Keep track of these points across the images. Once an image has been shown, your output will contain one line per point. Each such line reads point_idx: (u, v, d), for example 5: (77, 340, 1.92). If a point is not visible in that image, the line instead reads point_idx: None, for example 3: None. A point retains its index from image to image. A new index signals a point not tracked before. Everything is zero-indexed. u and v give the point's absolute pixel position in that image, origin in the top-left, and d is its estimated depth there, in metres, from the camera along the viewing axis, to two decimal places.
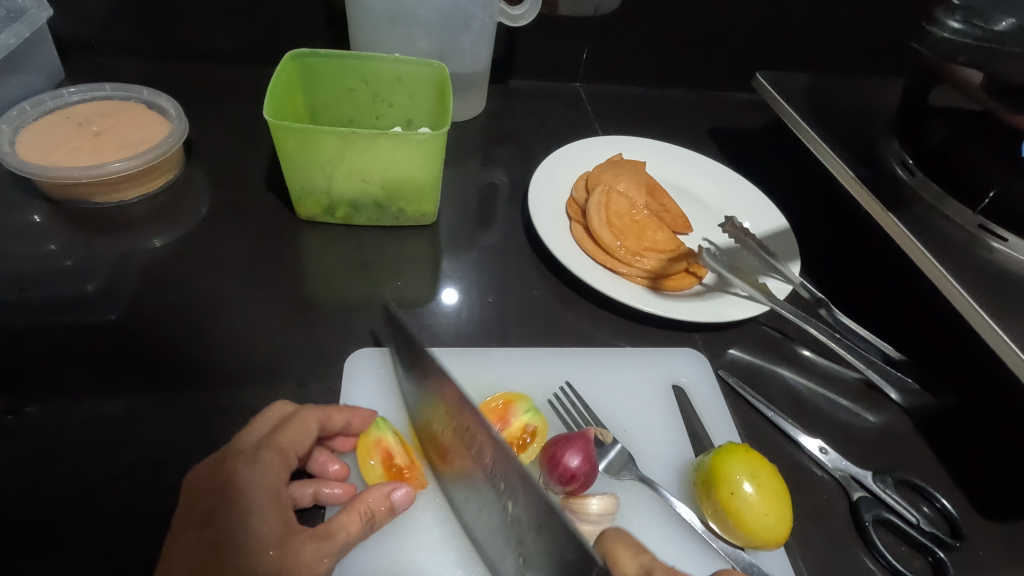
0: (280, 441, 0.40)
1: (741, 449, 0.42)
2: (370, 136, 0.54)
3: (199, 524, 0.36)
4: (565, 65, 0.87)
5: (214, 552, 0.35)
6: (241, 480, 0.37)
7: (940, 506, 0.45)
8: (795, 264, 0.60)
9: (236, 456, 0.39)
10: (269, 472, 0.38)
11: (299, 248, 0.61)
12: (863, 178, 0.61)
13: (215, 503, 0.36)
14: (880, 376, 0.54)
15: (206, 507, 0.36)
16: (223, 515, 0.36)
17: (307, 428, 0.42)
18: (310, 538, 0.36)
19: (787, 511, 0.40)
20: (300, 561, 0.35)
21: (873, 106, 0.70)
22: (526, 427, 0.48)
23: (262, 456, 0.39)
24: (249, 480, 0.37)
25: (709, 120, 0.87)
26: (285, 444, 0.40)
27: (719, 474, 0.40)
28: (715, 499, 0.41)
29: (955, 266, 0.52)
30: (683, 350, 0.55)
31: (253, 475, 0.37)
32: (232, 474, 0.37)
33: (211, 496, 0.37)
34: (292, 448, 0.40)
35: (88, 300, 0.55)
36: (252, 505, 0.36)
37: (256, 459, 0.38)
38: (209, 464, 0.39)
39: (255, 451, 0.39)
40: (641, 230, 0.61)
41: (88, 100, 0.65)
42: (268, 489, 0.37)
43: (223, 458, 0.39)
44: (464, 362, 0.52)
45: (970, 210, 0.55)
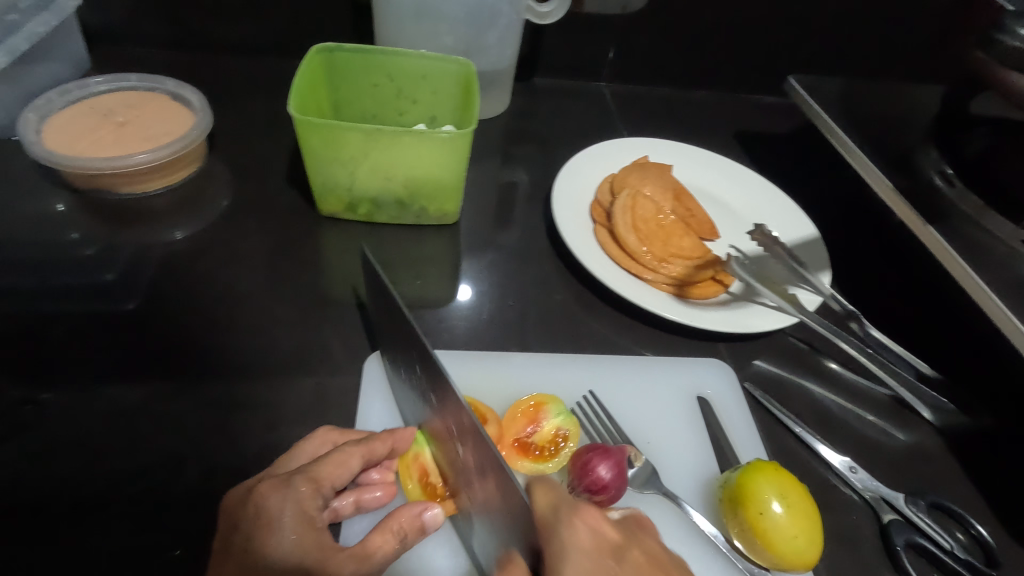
0: (316, 471, 0.38)
1: (770, 466, 0.40)
2: (394, 134, 0.53)
3: (235, 547, 0.35)
4: (590, 64, 0.85)
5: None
6: (272, 506, 0.35)
7: (975, 532, 0.43)
8: (825, 275, 0.58)
9: (268, 480, 0.37)
10: (302, 499, 0.36)
11: (318, 245, 0.61)
12: (899, 188, 0.59)
13: (249, 530, 0.35)
14: (912, 395, 0.53)
15: (240, 531, 0.35)
16: (256, 542, 0.34)
17: (346, 460, 0.39)
18: (347, 563, 0.36)
19: (816, 532, 0.38)
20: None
21: (908, 113, 0.68)
22: (558, 431, 0.47)
23: (293, 483, 0.37)
24: (281, 509, 0.35)
25: (736, 122, 0.85)
26: (320, 474, 0.38)
27: (747, 493, 0.39)
28: (741, 517, 0.39)
29: (998, 282, 0.50)
30: (707, 359, 0.54)
31: (286, 502, 0.36)
32: (262, 501, 0.35)
33: (244, 522, 0.35)
34: (329, 480, 0.38)
35: (109, 290, 0.55)
36: (281, 533, 0.35)
37: (289, 485, 0.36)
38: (246, 487, 0.38)
39: (288, 477, 0.37)
40: (667, 236, 0.60)
41: (113, 89, 0.65)
42: (302, 517, 0.36)
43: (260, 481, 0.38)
44: (483, 367, 0.51)
45: (1013, 225, 0.53)
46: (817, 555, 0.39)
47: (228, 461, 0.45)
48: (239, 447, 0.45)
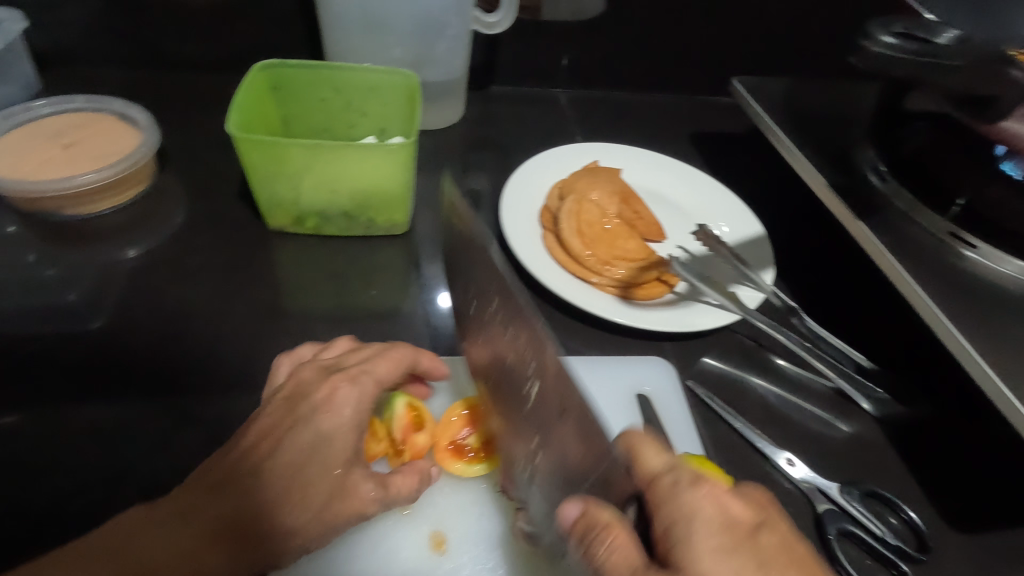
0: (380, 371, 0.44)
1: None
2: (335, 147, 0.54)
3: (297, 414, 0.41)
4: (545, 71, 0.87)
5: (291, 446, 0.39)
6: (342, 394, 0.42)
7: (907, 517, 0.45)
8: (768, 272, 0.60)
9: (341, 372, 0.43)
10: (365, 394, 0.43)
11: (270, 258, 0.61)
12: (835, 185, 0.60)
13: (318, 404, 0.41)
14: (851, 385, 0.54)
15: (307, 409, 0.41)
16: (317, 418, 0.41)
17: (398, 360, 0.46)
18: (368, 479, 0.41)
19: None
20: (356, 494, 0.40)
21: (849, 111, 0.70)
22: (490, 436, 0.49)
23: (362, 378, 0.43)
24: (348, 394, 0.42)
25: (690, 124, 0.86)
26: (381, 374, 0.44)
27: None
28: None
29: (924, 273, 0.52)
30: (651, 358, 0.55)
31: (353, 393, 0.42)
32: (335, 387, 0.42)
33: (317, 397, 0.42)
34: (387, 375, 0.44)
35: (58, 310, 0.55)
36: (338, 415, 0.41)
37: (358, 379, 0.43)
38: (319, 369, 0.44)
39: (358, 372, 0.43)
40: (612, 238, 0.61)
41: (60, 112, 0.65)
42: (360, 410, 0.42)
43: (333, 369, 0.44)
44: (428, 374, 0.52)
45: (941, 217, 0.55)
46: None
47: (177, 475, 0.45)
48: (188, 462, 0.46)
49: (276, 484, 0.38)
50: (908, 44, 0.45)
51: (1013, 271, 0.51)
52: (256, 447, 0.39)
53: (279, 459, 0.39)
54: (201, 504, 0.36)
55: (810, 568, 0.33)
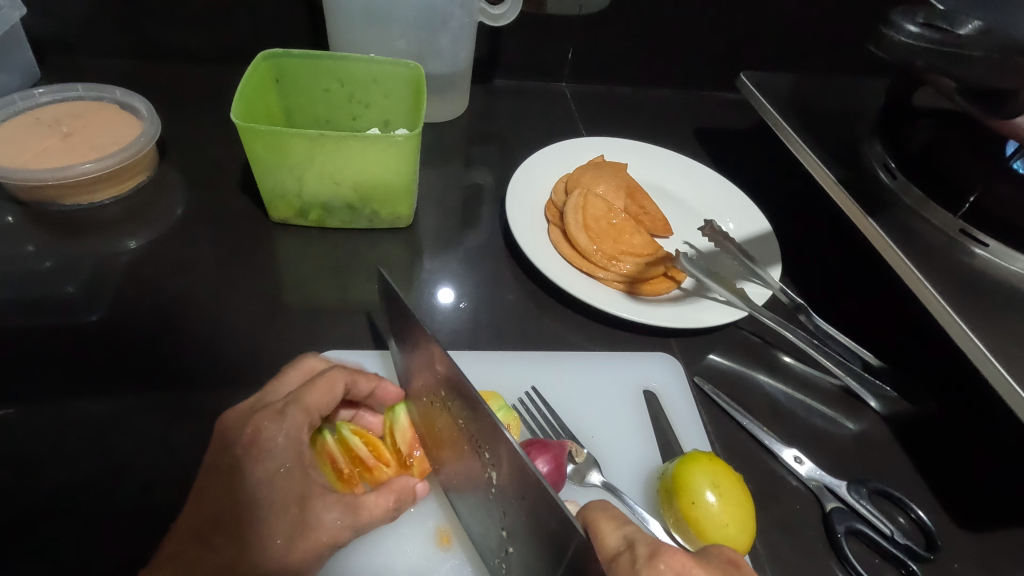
0: (306, 400, 0.41)
1: (705, 457, 0.41)
2: (338, 138, 0.53)
3: (225, 465, 0.38)
4: (549, 64, 0.86)
5: (241, 494, 0.37)
6: (267, 435, 0.39)
7: (915, 517, 0.44)
8: (775, 269, 0.59)
9: (263, 411, 0.40)
10: (296, 429, 0.40)
11: (272, 251, 0.61)
12: (844, 181, 0.60)
13: (242, 452, 0.38)
14: (859, 384, 0.54)
15: (233, 454, 0.38)
16: (249, 468, 0.38)
17: (331, 386, 0.42)
18: (333, 508, 0.38)
19: (748, 520, 0.39)
20: (319, 527, 0.37)
21: (856, 107, 0.69)
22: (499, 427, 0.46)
23: (288, 413, 0.40)
24: (275, 436, 0.39)
25: (695, 120, 0.86)
26: (310, 403, 0.41)
27: (681, 483, 0.40)
28: (676, 508, 0.40)
29: (934, 270, 0.51)
30: (657, 354, 0.54)
31: (279, 434, 0.39)
32: (259, 429, 0.39)
33: (238, 445, 0.38)
34: (317, 406, 0.41)
35: (58, 301, 0.54)
36: (269, 461, 0.38)
37: (283, 417, 0.40)
38: (242, 411, 0.41)
39: (281, 408, 0.40)
40: (618, 233, 0.60)
41: (59, 100, 0.64)
42: (291, 450, 0.39)
43: (256, 408, 0.41)
44: None
45: (951, 214, 0.55)
46: (749, 542, 0.39)
47: (179, 470, 0.44)
48: (189, 458, 0.45)
49: (238, 534, 0.36)
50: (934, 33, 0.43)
51: None
52: (199, 506, 0.37)
53: (231, 510, 0.36)
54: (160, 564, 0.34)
55: None
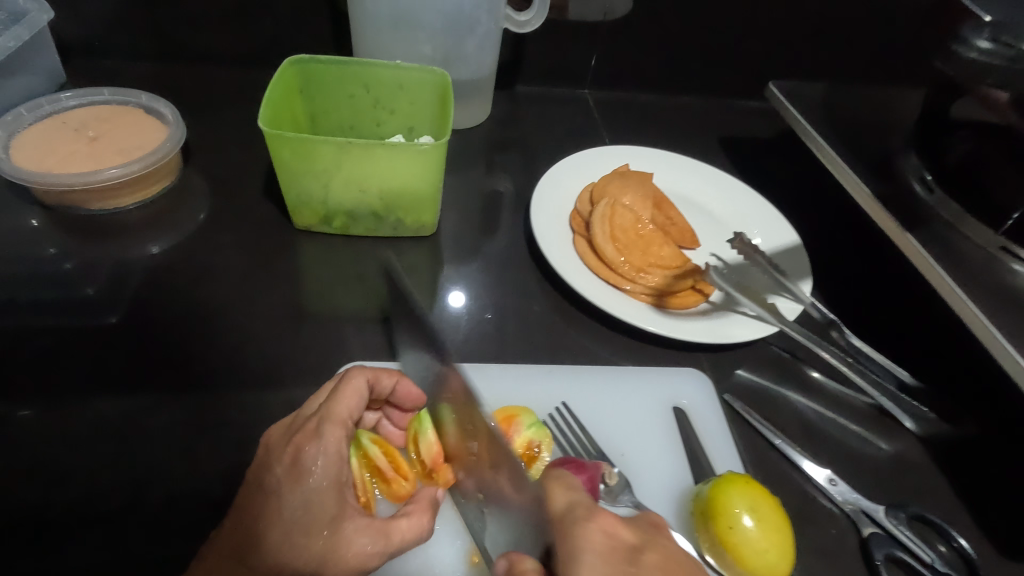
0: (337, 410, 0.40)
1: (742, 479, 0.39)
2: (366, 146, 0.52)
3: (267, 488, 0.37)
4: (573, 71, 0.85)
5: (277, 519, 0.36)
6: (308, 455, 0.38)
7: (957, 545, 0.43)
8: (806, 283, 0.58)
9: (301, 431, 0.39)
10: (333, 449, 0.38)
11: (295, 257, 0.60)
12: (879, 195, 0.58)
13: (283, 473, 0.37)
14: (893, 404, 0.52)
15: (276, 476, 0.37)
16: (287, 490, 0.37)
17: (358, 392, 0.42)
18: (364, 533, 0.37)
19: (788, 546, 0.37)
20: (348, 552, 0.36)
21: (889, 118, 0.68)
22: (532, 443, 0.46)
23: (324, 431, 0.39)
24: (314, 457, 0.38)
25: (720, 129, 0.85)
26: (342, 414, 0.40)
27: (718, 506, 0.38)
28: (713, 531, 0.39)
29: (977, 289, 0.50)
30: (686, 370, 0.53)
31: (318, 454, 0.38)
32: (299, 449, 0.38)
33: (279, 466, 0.38)
34: (349, 414, 0.40)
35: (82, 305, 0.54)
36: (307, 484, 0.37)
37: (320, 435, 0.39)
38: (285, 427, 0.41)
39: (315, 426, 0.39)
40: (646, 245, 0.59)
41: (85, 104, 0.64)
42: (330, 470, 0.38)
43: (296, 424, 0.40)
44: (459, 377, 0.50)
45: (992, 230, 0.53)
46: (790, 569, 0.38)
47: (202, 481, 0.43)
48: (210, 468, 0.44)
49: (274, 559, 0.35)
50: (998, 51, 0.58)
51: None
52: (239, 528, 0.37)
53: (270, 533, 0.36)
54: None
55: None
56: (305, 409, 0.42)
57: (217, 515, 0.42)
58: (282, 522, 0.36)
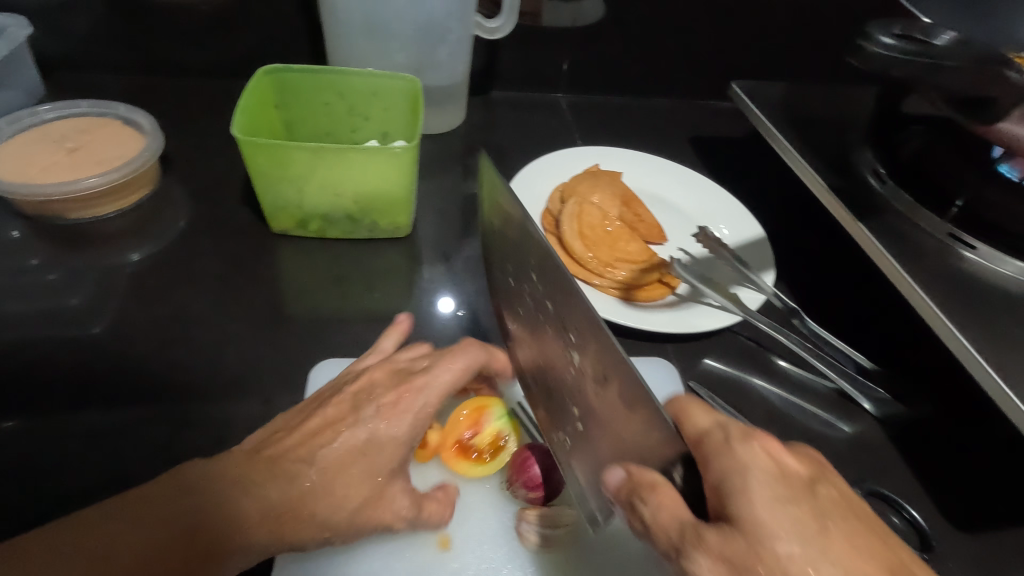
0: (446, 379, 0.44)
1: None
2: (338, 151, 0.54)
3: (353, 417, 0.42)
4: (545, 76, 0.87)
5: (330, 453, 0.40)
6: (406, 402, 0.43)
7: (909, 517, 0.45)
8: (769, 274, 0.60)
9: (415, 379, 0.44)
10: (432, 399, 0.44)
11: (274, 262, 0.62)
12: (835, 187, 0.61)
13: (380, 407, 0.42)
14: (852, 386, 0.54)
15: (327, 415, 0.42)
16: (368, 425, 0.42)
17: (470, 368, 0.46)
18: (403, 492, 0.42)
19: None
20: (388, 507, 0.41)
21: (846, 114, 0.71)
22: (499, 434, 0.49)
23: (399, 380, 0.45)
24: (409, 402, 0.43)
25: (690, 128, 0.87)
26: (398, 363, 0.46)
27: None
28: None
29: (924, 273, 0.52)
30: (653, 359, 0.55)
31: (413, 405, 0.43)
32: (403, 394, 0.43)
33: (344, 412, 0.42)
34: (407, 362, 0.47)
35: (65, 314, 0.55)
36: (389, 426, 0.42)
37: (424, 379, 0.44)
38: (387, 372, 0.45)
39: (424, 383, 0.44)
40: (613, 240, 0.61)
41: (64, 116, 0.66)
42: (409, 421, 0.42)
43: (404, 372, 0.45)
44: None
45: (939, 218, 0.56)
46: None
47: None
48: (191, 465, 0.46)
49: (319, 506, 0.38)
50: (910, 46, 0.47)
51: (1013, 271, 0.52)
52: (301, 450, 0.40)
53: (321, 469, 0.39)
54: (269, 493, 0.37)
55: (868, 531, 0.32)
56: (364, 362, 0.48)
57: None
58: (339, 457, 0.40)
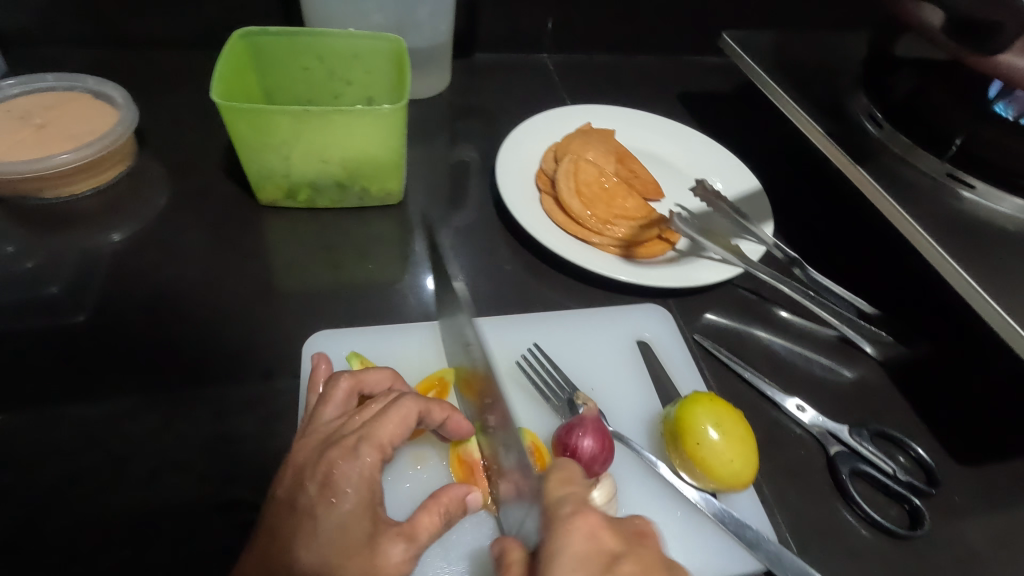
0: (386, 441, 0.39)
1: (705, 398, 0.42)
2: (324, 113, 0.52)
3: (298, 507, 0.36)
4: (529, 36, 0.85)
5: (289, 562, 0.34)
6: (339, 475, 0.37)
7: (915, 454, 0.46)
8: (768, 225, 0.60)
9: (337, 447, 0.38)
10: (367, 467, 0.38)
11: (262, 235, 0.60)
12: (831, 133, 0.60)
13: (315, 491, 0.36)
14: (854, 332, 0.55)
15: (277, 524, 0.36)
16: (321, 512, 0.35)
17: (404, 418, 0.41)
18: (396, 540, 0.36)
19: (751, 453, 0.40)
20: (387, 564, 0.35)
21: (837, 60, 0.70)
22: None
23: (359, 451, 0.38)
24: (347, 477, 0.37)
25: (679, 85, 0.85)
26: (365, 431, 0.39)
27: (685, 424, 0.41)
28: (682, 448, 0.41)
29: (924, 214, 0.52)
30: (647, 306, 0.56)
31: (352, 473, 0.37)
32: (332, 467, 0.37)
33: (312, 486, 0.37)
34: (359, 424, 0.40)
35: (48, 300, 0.53)
36: (343, 504, 0.36)
37: (356, 455, 0.38)
38: (314, 446, 0.40)
39: (354, 443, 0.39)
40: (610, 198, 0.60)
41: (29, 91, 0.62)
42: (362, 490, 0.37)
43: (331, 441, 0.39)
44: (424, 336, 0.53)
45: (938, 159, 0.55)
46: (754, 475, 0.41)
47: (187, 459, 0.44)
48: (194, 444, 0.45)
49: None
50: None
51: (1011, 209, 0.52)
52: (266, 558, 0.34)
53: (299, 559, 0.34)
54: None
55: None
56: (302, 442, 0.40)
57: (203, 487, 0.43)
58: (305, 538, 0.35)
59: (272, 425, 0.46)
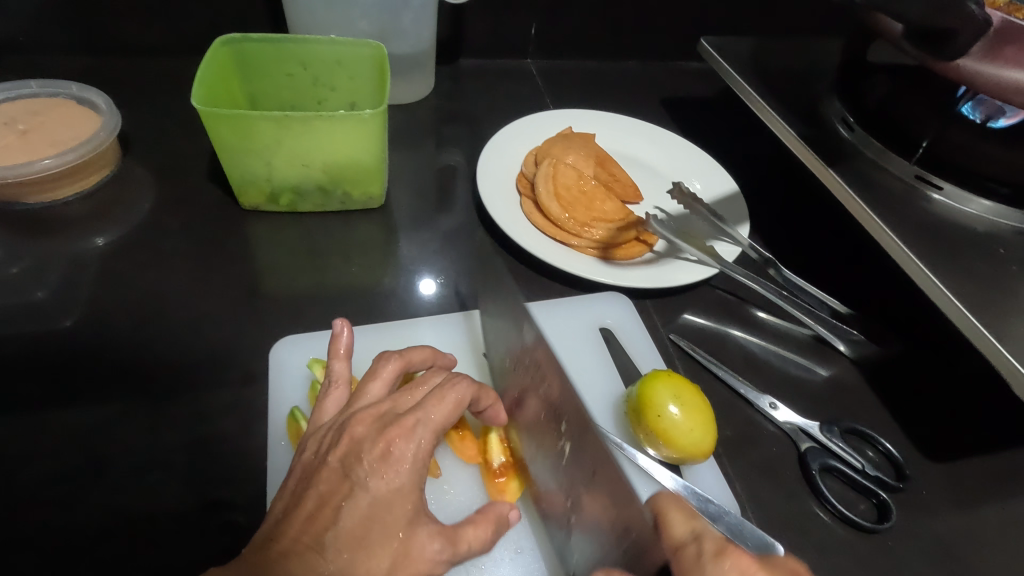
0: (437, 419, 0.39)
1: (666, 375, 0.44)
2: (304, 119, 0.53)
3: (352, 477, 0.36)
4: (513, 42, 0.86)
5: (330, 530, 0.34)
6: (399, 451, 0.37)
7: (883, 449, 0.47)
8: (744, 227, 0.61)
9: (395, 424, 0.38)
10: (423, 446, 0.38)
11: (245, 239, 0.60)
12: (806, 137, 0.61)
13: (373, 464, 0.36)
14: (829, 331, 0.55)
15: (311, 509, 0.35)
16: (374, 483, 0.36)
17: (459, 401, 0.41)
18: (434, 537, 0.36)
19: (709, 426, 0.43)
20: (421, 557, 0.35)
21: (813, 65, 0.71)
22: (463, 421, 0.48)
23: (418, 431, 0.38)
24: (406, 456, 0.37)
25: (661, 90, 0.87)
26: (434, 419, 0.39)
27: (647, 401, 0.43)
28: (645, 424, 0.43)
29: (893, 215, 0.53)
30: (605, 294, 0.57)
31: (410, 452, 0.37)
32: (393, 442, 0.37)
33: (369, 457, 0.36)
34: (415, 403, 0.40)
35: (31, 305, 0.53)
36: (395, 480, 0.36)
37: (414, 436, 0.38)
38: (368, 422, 0.39)
39: (413, 423, 0.38)
40: (589, 200, 0.61)
41: (13, 98, 0.63)
42: (415, 470, 0.37)
43: (387, 419, 0.39)
44: (396, 334, 0.54)
45: (907, 161, 0.57)
46: (712, 447, 0.43)
47: (167, 461, 0.44)
48: (175, 445, 0.45)
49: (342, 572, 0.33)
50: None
51: (979, 210, 0.54)
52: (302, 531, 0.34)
53: (342, 525, 0.34)
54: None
55: None
56: (347, 422, 0.39)
57: (184, 487, 0.43)
58: (354, 512, 0.35)
59: (252, 428, 0.47)
